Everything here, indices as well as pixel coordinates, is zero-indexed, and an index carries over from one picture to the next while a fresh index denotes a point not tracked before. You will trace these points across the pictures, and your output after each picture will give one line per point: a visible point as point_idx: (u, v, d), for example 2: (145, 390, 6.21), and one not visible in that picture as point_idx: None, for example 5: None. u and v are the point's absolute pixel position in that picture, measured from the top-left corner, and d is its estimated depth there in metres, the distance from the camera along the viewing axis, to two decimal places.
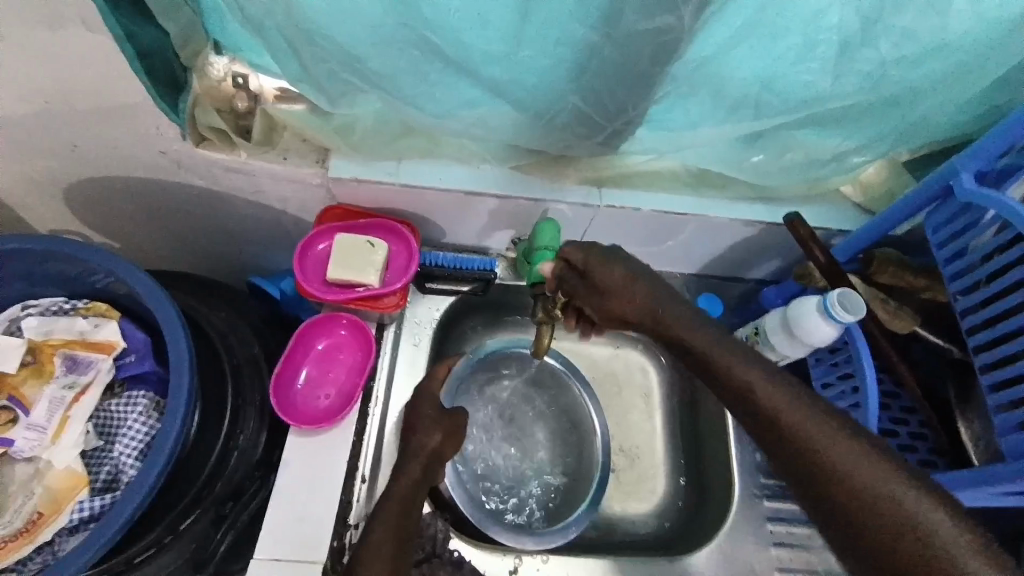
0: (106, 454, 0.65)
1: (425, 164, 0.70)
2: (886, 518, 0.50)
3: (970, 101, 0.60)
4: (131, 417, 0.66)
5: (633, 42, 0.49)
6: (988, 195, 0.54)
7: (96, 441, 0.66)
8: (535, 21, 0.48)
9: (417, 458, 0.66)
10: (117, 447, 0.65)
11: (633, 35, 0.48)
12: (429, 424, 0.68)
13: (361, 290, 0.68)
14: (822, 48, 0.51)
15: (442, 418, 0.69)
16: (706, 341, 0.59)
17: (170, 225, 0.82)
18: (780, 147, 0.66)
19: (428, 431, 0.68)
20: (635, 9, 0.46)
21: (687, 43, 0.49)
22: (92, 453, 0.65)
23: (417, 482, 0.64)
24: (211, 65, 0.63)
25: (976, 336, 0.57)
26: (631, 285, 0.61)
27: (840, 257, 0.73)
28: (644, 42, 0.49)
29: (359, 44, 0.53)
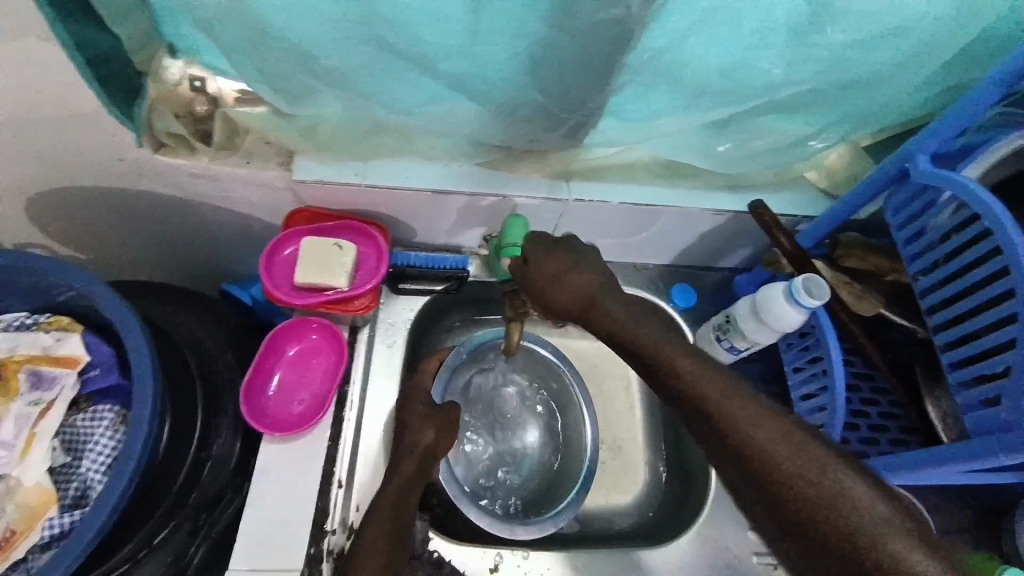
0: (74, 470, 0.64)
1: (393, 163, 0.70)
2: (824, 496, 0.46)
3: (923, 84, 0.61)
4: (98, 432, 0.65)
5: (587, 33, 0.49)
6: (942, 175, 0.55)
7: (64, 458, 0.64)
8: (489, 15, 0.48)
9: (410, 455, 0.67)
10: (85, 463, 0.64)
11: (587, 28, 0.48)
12: (422, 422, 0.69)
13: (330, 293, 0.68)
14: (775, 35, 0.51)
15: (434, 414, 0.70)
16: (634, 330, 0.55)
17: (135, 235, 0.80)
18: (745, 136, 0.67)
19: (421, 429, 0.68)
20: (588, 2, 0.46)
21: (643, 34, 0.49)
22: (60, 470, 0.64)
23: (411, 480, 0.65)
24: (166, 68, 0.62)
25: (935, 315, 0.58)
26: (579, 268, 0.57)
27: (806, 243, 0.74)
28: (599, 34, 0.49)
29: (314, 42, 0.52)
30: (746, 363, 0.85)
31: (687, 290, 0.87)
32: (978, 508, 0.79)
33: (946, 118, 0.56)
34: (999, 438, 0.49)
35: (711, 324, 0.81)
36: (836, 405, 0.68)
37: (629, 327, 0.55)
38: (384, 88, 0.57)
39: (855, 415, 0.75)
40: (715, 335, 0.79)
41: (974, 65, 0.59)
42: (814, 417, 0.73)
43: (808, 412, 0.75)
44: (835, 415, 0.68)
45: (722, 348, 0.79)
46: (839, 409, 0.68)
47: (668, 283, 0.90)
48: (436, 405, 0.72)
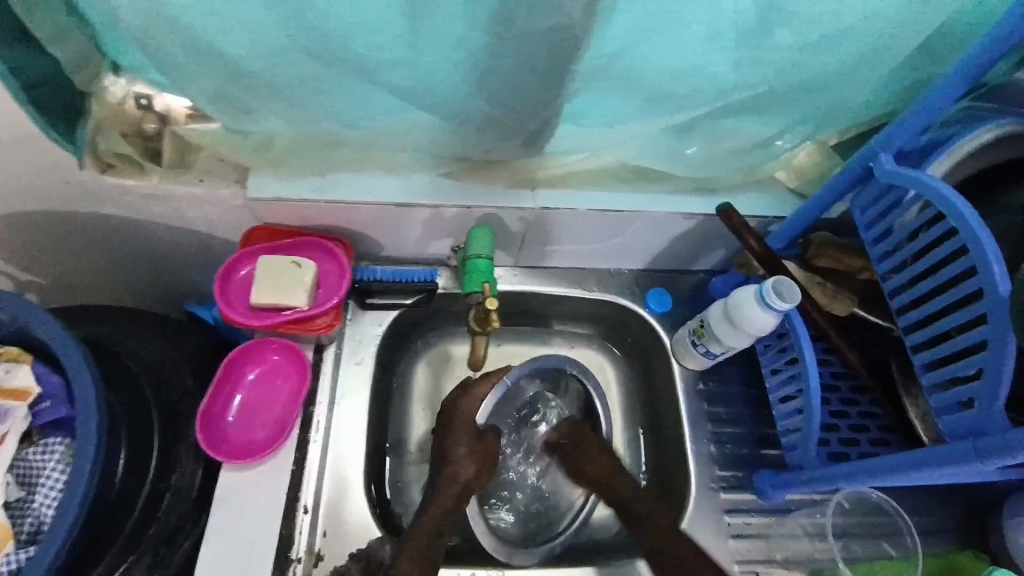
0: (30, 505, 0.62)
1: (352, 176, 0.68)
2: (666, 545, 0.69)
3: (884, 82, 0.60)
4: (53, 464, 0.63)
5: (528, 46, 0.47)
6: (908, 173, 0.54)
7: (18, 492, 0.62)
8: (426, 27, 0.47)
9: (450, 488, 0.70)
10: (37, 497, 0.62)
11: (529, 37, 0.46)
12: (463, 455, 0.72)
13: (290, 313, 0.66)
14: (726, 38, 0.50)
15: (476, 446, 0.73)
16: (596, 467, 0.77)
17: (88, 260, 0.76)
18: (711, 138, 0.65)
19: (462, 463, 0.71)
20: (527, 9, 0.44)
21: (588, 41, 0.48)
22: (16, 505, 0.61)
23: (450, 510, 0.69)
24: (109, 87, 0.59)
25: (905, 316, 0.56)
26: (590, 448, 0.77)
27: (779, 244, 0.73)
28: (541, 42, 0.47)
29: (251, 57, 0.50)
30: (724, 366, 0.84)
31: (662, 294, 0.86)
32: (962, 506, 0.78)
33: (910, 114, 0.55)
34: (973, 443, 0.47)
35: (686, 328, 0.80)
36: (812, 407, 0.66)
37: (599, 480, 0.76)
38: (329, 101, 0.55)
39: (833, 416, 0.74)
40: (691, 340, 0.78)
41: (934, 61, 0.58)
42: (792, 420, 0.72)
43: (786, 415, 0.73)
44: (812, 417, 0.66)
45: (698, 352, 0.78)
46: (815, 411, 0.66)
47: (644, 288, 0.87)
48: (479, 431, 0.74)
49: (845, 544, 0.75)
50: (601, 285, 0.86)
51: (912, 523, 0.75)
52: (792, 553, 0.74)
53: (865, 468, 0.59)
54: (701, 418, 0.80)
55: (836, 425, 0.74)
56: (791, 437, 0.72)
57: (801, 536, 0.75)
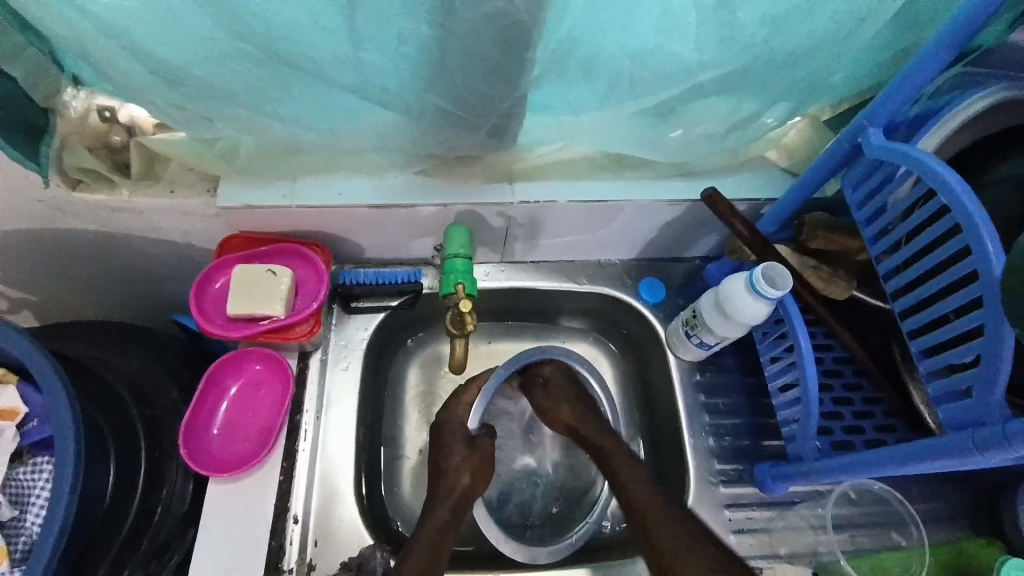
0: (23, 526, 0.58)
1: (325, 180, 0.67)
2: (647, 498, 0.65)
3: (867, 52, 0.57)
4: (49, 479, 0.60)
5: (475, 33, 0.46)
6: (896, 148, 0.51)
7: (11, 511, 0.58)
8: (370, 21, 0.45)
9: (448, 498, 0.67)
10: (31, 515, 0.59)
11: (474, 24, 0.45)
12: (456, 466, 0.69)
13: (267, 323, 0.65)
14: (682, 15, 0.48)
15: (470, 454, 0.70)
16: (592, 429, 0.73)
17: (69, 276, 0.75)
18: (693, 120, 0.62)
19: (457, 472, 0.68)
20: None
21: (538, 27, 0.47)
22: (10, 524, 0.58)
23: (448, 523, 0.65)
24: (69, 101, 0.59)
25: (900, 300, 0.53)
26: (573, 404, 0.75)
27: (770, 228, 0.70)
28: (488, 28, 0.46)
29: (201, 65, 0.49)
30: (722, 356, 0.81)
31: (654, 284, 0.83)
32: (973, 490, 0.75)
33: (895, 85, 0.52)
34: (972, 434, 0.45)
35: (679, 318, 0.77)
36: (810, 397, 0.63)
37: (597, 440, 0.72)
38: (287, 104, 0.55)
39: (836, 403, 0.72)
40: (684, 330, 0.75)
41: (917, 27, 0.55)
42: (791, 410, 0.69)
43: (785, 405, 0.70)
44: (809, 407, 0.64)
45: (691, 343, 0.76)
46: (812, 401, 0.63)
47: (635, 278, 0.84)
48: (471, 438, 0.72)
49: (852, 534, 0.73)
50: (591, 278, 0.84)
51: (916, 510, 0.73)
52: (795, 546, 0.72)
53: (862, 459, 0.56)
54: (699, 410, 0.78)
55: (840, 412, 0.71)
56: (791, 427, 0.69)
57: (805, 528, 0.73)
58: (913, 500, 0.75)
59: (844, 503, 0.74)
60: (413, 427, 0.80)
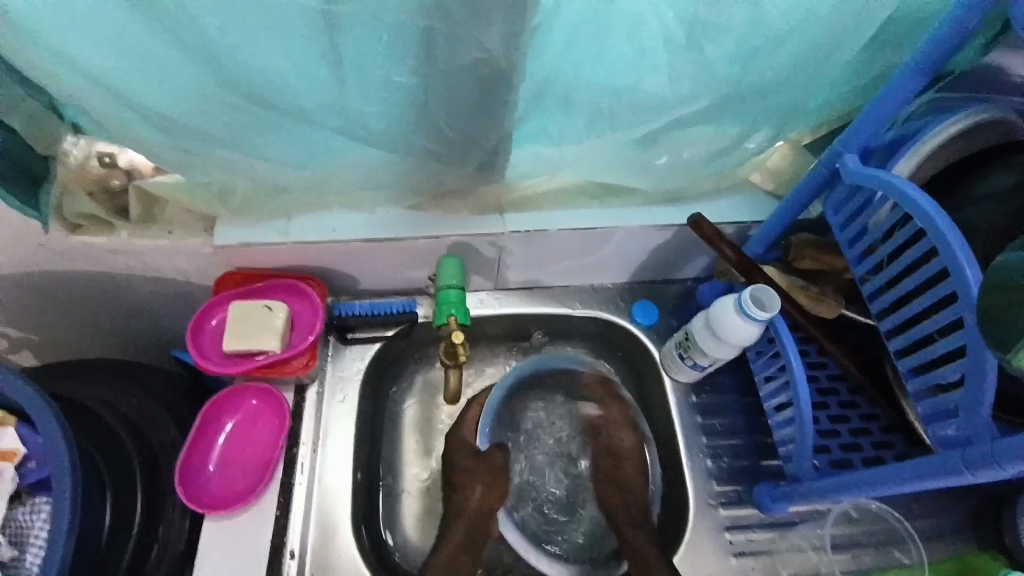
0: (24, 566, 0.56)
1: (318, 215, 0.68)
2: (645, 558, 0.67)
3: (840, 79, 0.59)
4: (46, 522, 0.57)
5: (455, 75, 0.49)
6: (873, 173, 0.52)
7: (10, 552, 0.56)
8: (354, 65, 0.47)
9: (461, 518, 0.70)
10: (32, 554, 0.56)
11: (454, 68, 0.48)
12: (469, 477, 0.72)
13: (262, 358, 0.66)
14: (654, 54, 0.51)
15: (480, 466, 0.73)
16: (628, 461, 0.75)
17: (67, 317, 0.75)
18: (677, 147, 0.64)
19: (468, 488, 0.71)
20: (450, 41, 0.46)
21: (517, 70, 0.49)
22: (11, 564, 0.56)
23: (460, 546, 0.68)
24: (69, 149, 0.61)
25: (886, 321, 0.54)
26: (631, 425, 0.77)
27: (758, 249, 0.71)
28: (467, 72, 0.49)
29: (195, 115, 0.51)
30: (717, 376, 0.82)
31: (647, 306, 0.84)
32: (974, 504, 0.75)
33: (869, 112, 0.54)
34: (961, 455, 0.45)
35: (672, 340, 0.78)
36: (803, 418, 0.64)
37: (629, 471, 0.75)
38: (276, 146, 0.56)
39: (833, 420, 0.72)
40: (677, 352, 0.76)
41: (885, 55, 0.57)
42: (787, 430, 0.69)
43: (782, 424, 0.70)
44: (804, 427, 0.64)
45: (686, 365, 0.76)
46: (806, 421, 0.64)
47: (629, 301, 0.85)
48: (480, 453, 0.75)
49: (854, 554, 0.72)
50: (585, 302, 0.84)
51: (912, 528, 0.74)
52: (798, 568, 0.71)
53: (858, 479, 0.57)
54: (696, 431, 0.78)
55: (837, 430, 0.71)
56: (788, 447, 0.69)
57: (806, 550, 0.72)
58: (914, 518, 0.75)
59: (845, 522, 0.74)
60: (412, 458, 0.80)
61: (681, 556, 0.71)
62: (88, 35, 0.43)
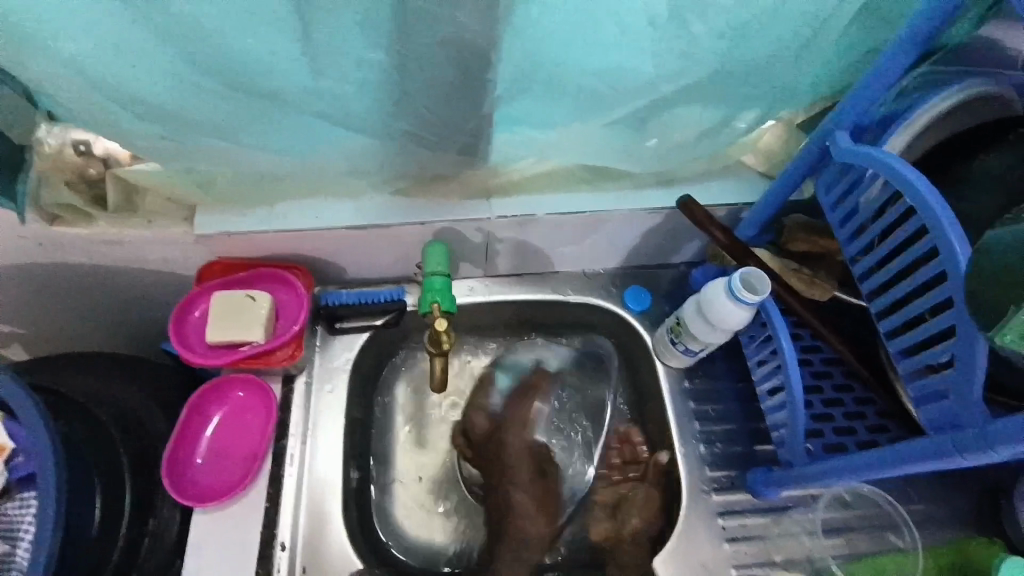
0: (15, 561, 0.55)
1: (302, 204, 0.67)
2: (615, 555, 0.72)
3: (831, 55, 0.57)
4: (33, 516, 0.56)
5: (432, 53, 0.48)
6: (864, 151, 0.51)
7: (0, 547, 0.55)
8: (327, 45, 0.46)
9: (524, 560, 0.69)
10: (22, 549, 0.55)
11: (431, 49, 0.47)
12: (528, 501, 0.70)
13: (247, 349, 0.65)
14: (637, 32, 0.49)
15: (539, 486, 0.71)
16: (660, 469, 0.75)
17: (52, 310, 0.75)
18: (667, 129, 0.62)
19: (534, 518, 0.69)
20: (425, 20, 0.45)
21: (496, 50, 0.49)
22: (2, 560, 0.55)
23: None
24: (44, 137, 0.60)
25: (876, 301, 0.53)
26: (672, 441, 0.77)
27: (750, 232, 0.70)
28: (445, 53, 0.48)
29: (169, 100, 0.50)
30: (710, 362, 0.81)
31: (640, 291, 0.83)
32: (968, 488, 0.74)
33: (860, 88, 0.52)
34: (951, 437, 0.44)
35: (664, 326, 0.77)
36: (795, 402, 0.63)
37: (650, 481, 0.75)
38: (255, 133, 0.55)
39: (827, 404, 0.71)
40: (668, 338, 0.75)
41: (877, 29, 0.56)
42: (780, 414, 0.68)
43: (775, 409, 0.70)
44: (796, 412, 0.63)
45: (677, 351, 0.75)
46: (798, 406, 0.63)
47: (621, 287, 0.84)
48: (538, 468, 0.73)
49: (847, 538, 0.72)
50: (577, 289, 0.83)
51: (906, 511, 0.73)
52: (791, 553, 0.71)
53: (849, 463, 0.56)
54: (688, 417, 0.77)
55: (831, 414, 0.70)
56: (781, 432, 0.68)
57: (799, 534, 0.72)
58: (909, 501, 0.74)
59: (838, 506, 0.74)
60: (403, 447, 0.79)
61: (675, 542, 0.71)
62: (52, 20, 0.42)
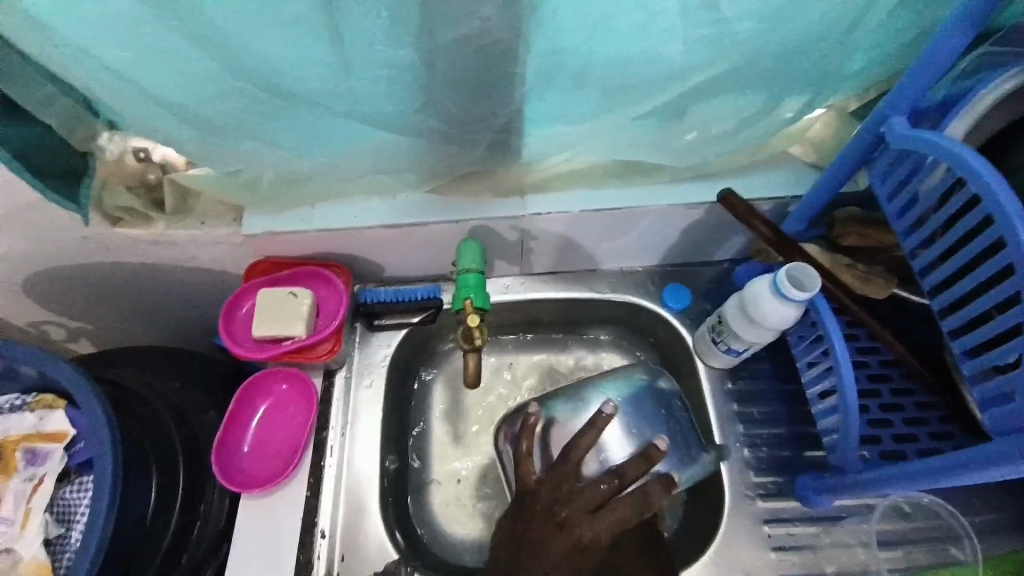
0: (68, 543, 0.59)
1: (340, 203, 0.69)
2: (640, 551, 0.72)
3: (883, 35, 0.54)
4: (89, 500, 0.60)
5: (458, 48, 0.48)
6: (924, 136, 0.47)
7: (57, 529, 0.59)
8: (356, 47, 0.47)
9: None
10: (75, 532, 0.60)
11: (451, 46, 0.48)
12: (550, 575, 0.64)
13: (288, 344, 0.67)
14: (663, 19, 0.48)
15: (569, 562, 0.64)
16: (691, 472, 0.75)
17: (115, 307, 0.79)
18: (705, 120, 0.60)
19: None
20: (444, 17, 0.45)
21: (519, 43, 0.49)
22: (56, 541, 0.59)
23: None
24: (105, 145, 0.64)
25: (939, 297, 0.49)
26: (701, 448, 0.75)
27: (798, 226, 0.66)
28: (464, 49, 0.48)
29: (210, 105, 0.52)
30: (755, 363, 0.78)
31: (680, 290, 0.80)
32: None
33: (915, 69, 0.49)
34: (1020, 444, 0.40)
35: (705, 325, 0.75)
36: (847, 406, 0.59)
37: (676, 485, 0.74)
38: (293, 135, 0.57)
39: (885, 409, 0.66)
40: (710, 337, 0.72)
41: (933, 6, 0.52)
42: (831, 419, 0.65)
43: (825, 413, 0.66)
44: (848, 417, 0.59)
45: (720, 351, 0.73)
46: (850, 411, 0.59)
47: (660, 284, 0.81)
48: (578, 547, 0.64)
49: (905, 552, 0.68)
50: (614, 287, 0.81)
51: (970, 524, 0.68)
52: (844, 564, 0.67)
53: (907, 471, 0.52)
54: (731, 420, 0.74)
55: (890, 420, 0.65)
56: (832, 437, 0.65)
57: (853, 545, 0.68)
58: (974, 514, 0.69)
59: (895, 517, 0.69)
60: (440, 443, 0.80)
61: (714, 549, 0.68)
62: (102, 31, 0.45)
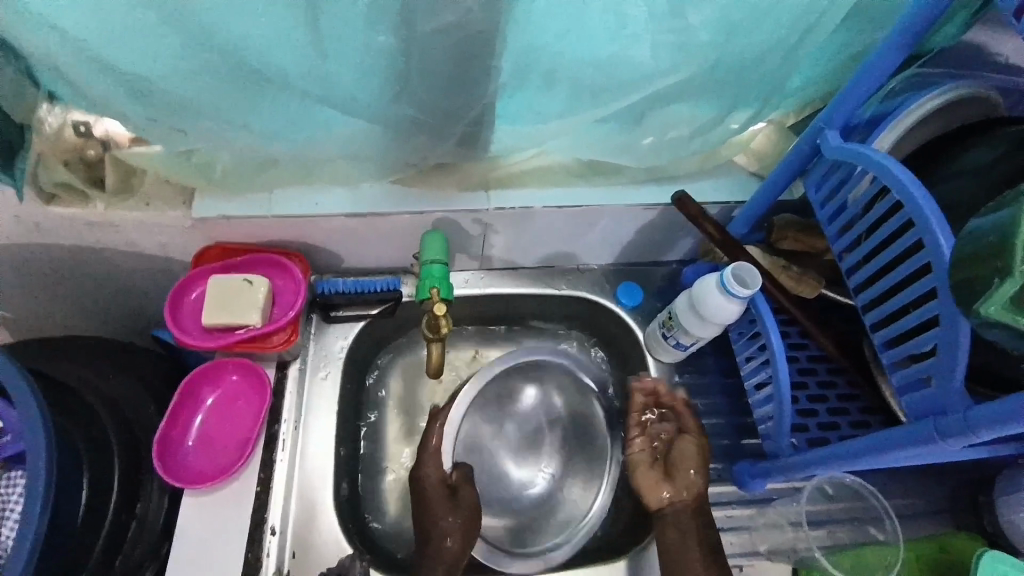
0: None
1: (301, 190, 0.67)
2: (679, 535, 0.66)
3: (819, 54, 0.60)
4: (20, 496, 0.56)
5: (435, 38, 0.49)
6: (853, 149, 0.53)
7: None
8: (332, 29, 0.47)
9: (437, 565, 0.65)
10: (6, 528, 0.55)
11: (430, 35, 0.49)
12: (444, 525, 0.67)
13: (241, 333, 0.65)
14: (635, 23, 0.51)
15: (457, 510, 0.68)
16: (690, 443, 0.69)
17: (42, 295, 0.74)
18: (661, 126, 0.64)
19: (446, 533, 0.67)
20: (424, 6, 0.46)
21: (497, 37, 0.50)
22: None
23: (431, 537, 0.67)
24: (43, 117, 0.59)
25: (863, 295, 0.55)
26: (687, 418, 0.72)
27: (742, 229, 0.71)
28: (443, 40, 0.49)
29: (172, 79, 0.50)
30: (701, 357, 0.82)
31: (633, 287, 0.84)
32: (947, 485, 0.77)
33: (850, 87, 0.54)
34: (934, 422, 0.45)
35: (656, 322, 0.78)
36: (781, 394, 0.64)
37: (686, 458, 0.68)
38: (259, 117, 0.56)
39: (811, 401, 0.72)
40: (661, 332, 0.76)
41: (863, 33, 0.58)
42: (766, 408, 0.70)
43: (761, 403, 0.71)
44: (782, 405, 0.64)
45: (669, 345, 0.77)
46: (784, 399, 0.64)
47: (613, 282, 0.85)
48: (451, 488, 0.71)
49: (829, 531, 0.74)
50: (571, 283, 0.84)
51: (889, 505, 0.74)
52: (775, 543, 0.73)
53: (832, 452, 0.57)
54: None
55: (815, 410, 0.71)
56: (767, 425, 0.70)
57: (783, 525, 0.74)
58: (888, 495, 0.76)
59: (822, 500, 0.75)
60: (396, 437, 0.80)
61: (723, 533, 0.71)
62: None
